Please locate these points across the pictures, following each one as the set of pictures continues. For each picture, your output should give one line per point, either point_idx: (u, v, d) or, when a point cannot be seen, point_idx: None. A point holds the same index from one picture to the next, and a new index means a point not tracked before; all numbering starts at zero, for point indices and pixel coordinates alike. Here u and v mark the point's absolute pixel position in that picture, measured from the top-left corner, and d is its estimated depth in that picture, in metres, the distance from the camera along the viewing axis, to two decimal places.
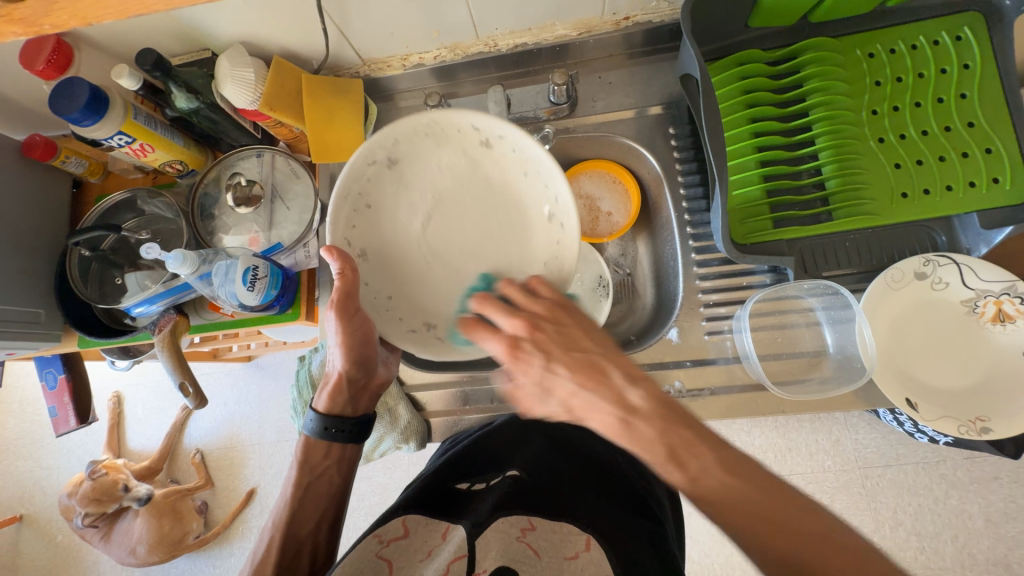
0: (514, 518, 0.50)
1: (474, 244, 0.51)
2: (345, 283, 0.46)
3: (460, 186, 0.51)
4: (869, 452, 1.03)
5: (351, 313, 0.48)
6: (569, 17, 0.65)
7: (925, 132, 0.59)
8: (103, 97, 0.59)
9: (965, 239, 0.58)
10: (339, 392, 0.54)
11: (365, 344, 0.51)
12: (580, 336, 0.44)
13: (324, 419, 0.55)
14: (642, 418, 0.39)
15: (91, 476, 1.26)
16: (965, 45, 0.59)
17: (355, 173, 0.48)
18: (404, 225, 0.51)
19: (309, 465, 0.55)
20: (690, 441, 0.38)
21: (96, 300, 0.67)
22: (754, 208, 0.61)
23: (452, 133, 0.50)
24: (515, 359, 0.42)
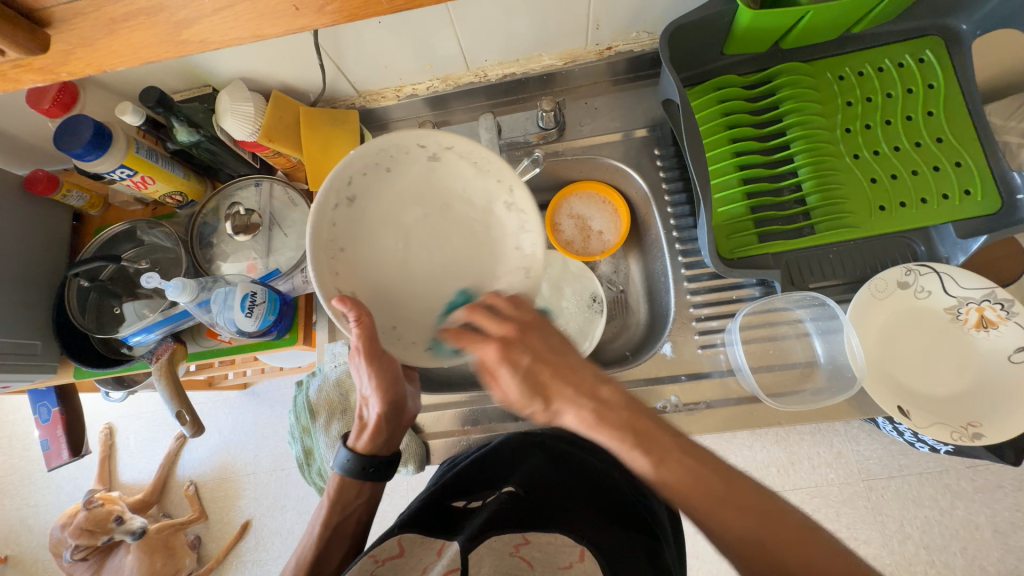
0: (508, 535, 0.50)
1: (439, 269, 0.49)
2: (364, 331, 0.45)
3: (464, 229, 0.50)
4: (871, 463, 1.02)
5: (380, 355, 0.48)
6: (554, 48, 0.68)
7: (897, 148, 0.62)
8: (107, 133, 0.61)
9: (943, 249, 0.60)
10: (377, 433, 0.56)
11: (394, 383, 0.53)
12: (558, 345, 0.47)
13: (362, 459, 0.56)
14: (611, 409, 0.44)
15: (86, 506, 1.21)
16: (928, 67, 0.63)
17: (395, 140, 0.46)
18: (398, 211, 0.49)
19: (343, 503, 0.58)
20: (651, 428, 0.44)
21: (93, 330, 0.67)
22: (739, 224, 0.63)
23: (492, 180, 0.49)
24: (506, 357, 0.45)
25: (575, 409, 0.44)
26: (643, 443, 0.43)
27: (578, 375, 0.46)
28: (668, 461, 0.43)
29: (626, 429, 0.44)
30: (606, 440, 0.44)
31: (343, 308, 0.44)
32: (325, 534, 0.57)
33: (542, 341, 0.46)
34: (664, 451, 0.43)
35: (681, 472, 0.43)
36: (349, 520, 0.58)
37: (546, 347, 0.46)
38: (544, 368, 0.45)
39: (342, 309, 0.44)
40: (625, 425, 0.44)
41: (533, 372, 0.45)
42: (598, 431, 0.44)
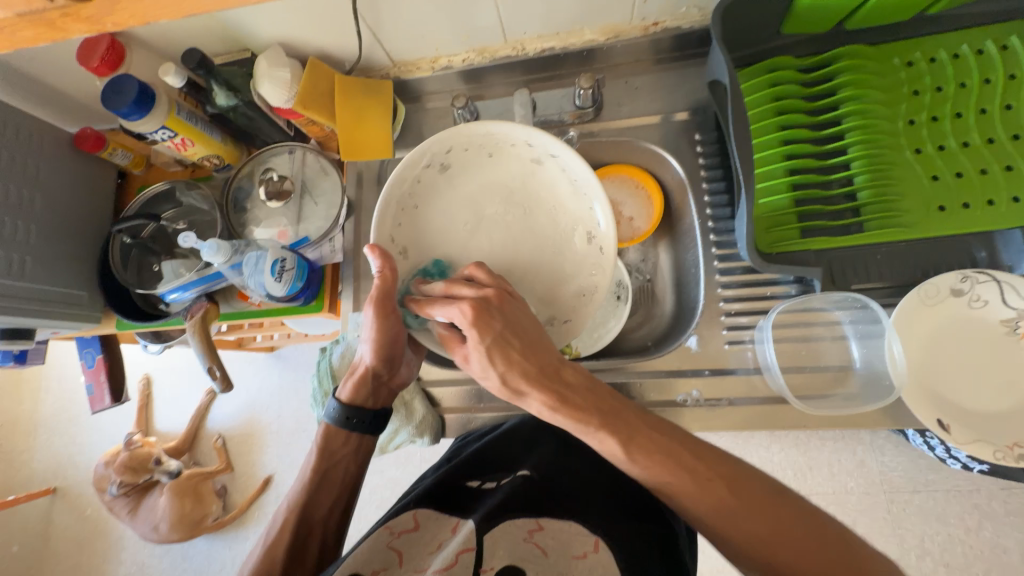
0: (521, 519, 0.50)
1: (498, 264, 0.55)
2: (385, 283, 0.47)
3: (541, 240, 0.55)
4: (896, 476, 0.99)
5: (387, 312, 0.49)
6: (597, 22, 0.65)
7: (966, 143, 0.57)
8: (150, 93, 0.62)
9: (1006, 257, 0.56)
10: (363, 383, 0.57)
11: (394, 344, 0.53)
12: (524, 315, 0.48)
13: (345, 409, 0.57)
14: (571, 390, 0.46)
15: (128, 447, 1.36)
16: (1012, 54, 0.57)
17: (508, 132, 0.52)
18: (483, 198, 0.55)
19: (329, 451, 0.57)
20: (616, 408, 0.46)
21: (134, 286, 0.70)
22: (780, 217, 0.60)
23: (581, 204, 0.53)
24: (472, 318, 0.44)
25: (537, 389, 0.45)
26: (607, 422, 0.44)
27: (540, 351, 0.46)
28: (636, 441, 0.44)
29: (592, 410, 0.45)
30: (565, 421, 0.45)
31: (371, 257, 0.46)
32: (314, 482, 0.56)
33: (512, 313, 0.47)
34: (629, 432, 0.44)
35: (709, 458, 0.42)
36: (337, 469, 0.57)
37: (514, 321, 0.46)
38: (511, 340, 0.46)
39: (371, 258, 0.46)
40: (588, 406, 0.45)
41: (500, 344, 0.45)
42: (555, 416, 0.45)
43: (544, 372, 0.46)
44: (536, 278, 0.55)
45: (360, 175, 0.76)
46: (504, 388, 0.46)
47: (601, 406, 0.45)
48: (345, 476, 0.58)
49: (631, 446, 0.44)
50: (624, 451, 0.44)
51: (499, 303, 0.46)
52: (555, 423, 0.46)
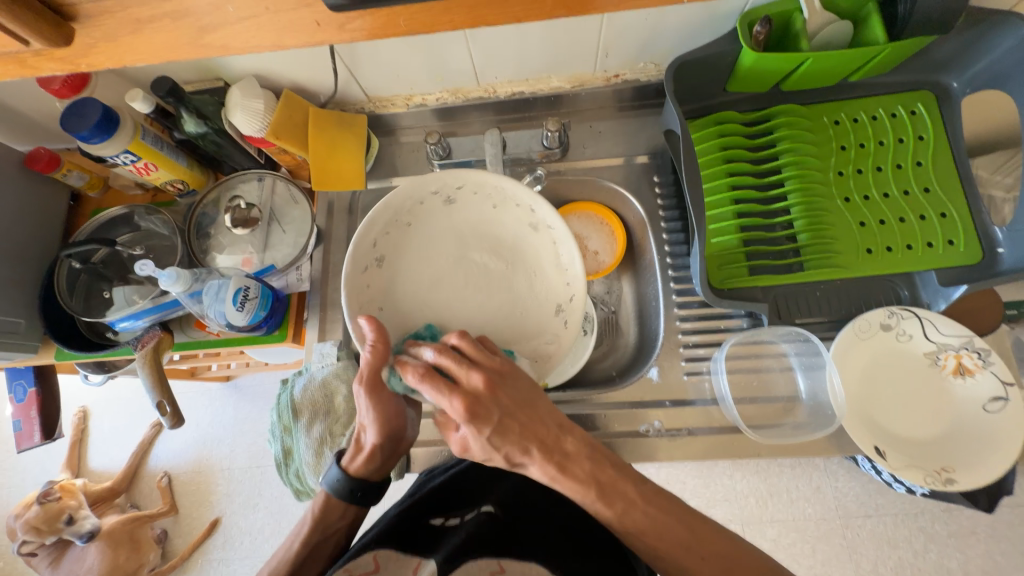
0: (487, 560, 0.50)
1: (460, 304, 0.56)
2: (374, 355, 0.46)
3: (505, 302, 0.56)
4: (849, 500, 1.03)
5: (378, 386, 0.49)
6: (564, 72, 0.70)
7: (886, 194, 0.64)
8: (114, 118, 0.61)
9: (925, 294, 0.62)
10: (371, 460, 0.53)
11: (396, 416, 0.51)
12: (529, 389, 0.46)
13: (349, 482, 0.54)
14: (574, 462, 0.45)
15: (41, 499, 1.18)
16: (919, 119, 0.65)
17: (514, 193, 0.54)
18: (473, 244, 0.57)
19: (324, 524, 0.54)
20: (614, 480, 0.46)
21: (79, 313, 0.66)
22: (730, 255, 0.64)
23: (561, 279, 0.55)
24: (470, 415, 0.42)
25: (542, 465, 0.45)
26: (604, 496, 0.45)
27: (546, 428, 0.45)
28: (630, 513, 0.46)
29: (590, 484, 0.45)
30: (570, 490, 0.46)
31: (365, 327, 0.46)
32: (301, 556, 0.53)
33: (517, 390, 0.45)
34: (627, 504, 0.46)
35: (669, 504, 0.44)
36: (325, 542, 0.54)
37: (514, 403, 0.44)
38: (507, 427, 0.44)
39: (364, 328, 0.46)
40: (589, 479, 0.45)
41: (499, 430, 0.43)
42: (561, 484, 0.45)
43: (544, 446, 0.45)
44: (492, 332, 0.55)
45: (330, 204, 0.77)
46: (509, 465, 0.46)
47: (598, 477, 0.46)
48: (331, 548, 0.55)
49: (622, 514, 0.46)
50: (617, 518, 0.46)
51: (493, 394, 0.43)
52: (563, 491, 0.46)
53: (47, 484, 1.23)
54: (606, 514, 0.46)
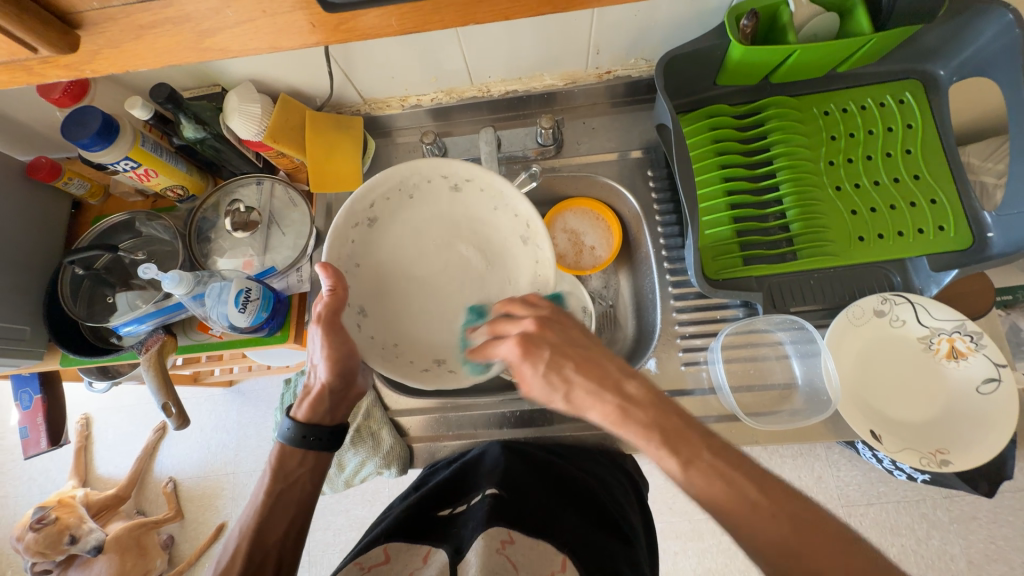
0: (496, 530, 0.48)
1: (431, 286, 0.57)
2: (335, 299, 0.50)
3: (470, 300, 0.57)
4: (851, 489, 1.04)
5: (336, 328, 0.50)
6: (556, 69, 0.71)
7: (877, 182, 0.65)
8: (115, 125, 0.62)
9: (917, 281, 0.63)
10: (320, 401, 0.55)
11: (351, 359, 0.52)
12: (577, 334, 0.50)
13: (302, 427, 0.55)
14: (637, 406, 0.46)
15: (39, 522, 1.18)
16: (908, 107, 0.66)
17: (516, 203, 0.56)
18: (461, 238, 0.58)
19: (284, 472, 0.55)
20: (681, 428, 0.44)
21: (83, 318, 0.67)
22: (725, 246, 0.65)
23: (532, 294, 0.57)
24: (527, 350, 0.48)
25: (601, 406, 0.46)
26: (671, 442, 0.44)
27: (603, 371, 0.48)
28: (697, 464, 0.42)
29: (652, 428, 0.44)
30: (631, 437, 0.45)
31: (324, 275, 0.49)
32: (267, 506, 0.54)
33: (569, 332, 0.50)
34: (692, 455, 0.43)
35: (711, 476, 0.42)
36: (293, 491, 0.55)
37: (571, 341, 0.49)
38: (564, 358, 0.48)
39: (323, 276, 0.49)
40: (654, 424, 0.45)
41: (555, 360, 0.48)
42: (622, 430, 0.45)
43: (600, 383, 0.47)
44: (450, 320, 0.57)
45: (328, 206, 0.78)
46: (569, 408, 0.48)
47: (661, 424, 0.45)
48: (302, 497, 0.55)
49: (686, 464, 0.43)
50: (682, 471, 0.42)
51: (545, 328, 0.49)
52: (627, 437, 0.45)
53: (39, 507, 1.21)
54: (672, 467, 0.43)
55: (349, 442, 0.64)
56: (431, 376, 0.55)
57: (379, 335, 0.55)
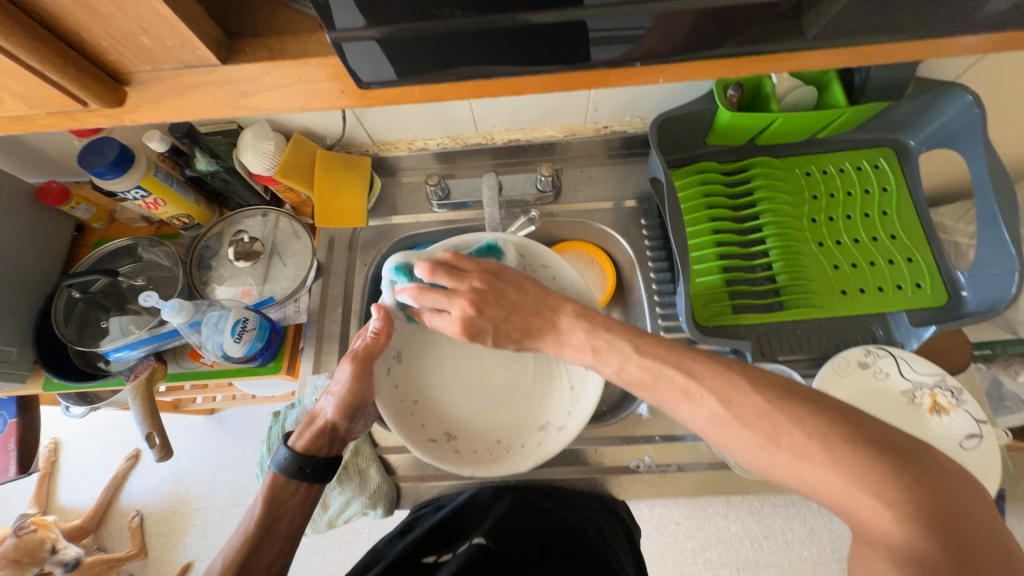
0: None
1: (474, 353, 0.61)
2: (375, 343, 0.53)
3: (495, 387, 0.60)
4: (844, 543, 1.03)
5: (365, 371, 0.54)
6: (557, 122, 0.76)
7: (857, 240, 0.69)
8: (130, 155, 0.64)
9: (899, 334, 0.66)
10: (321, 435, 0.56)
11: (361, 401, 0.56)
12: (510, 292, 0.53)
13: (299, 458, 0.54)
14: (584, 329, 0.50)
15: (17, 532, 1.17)
16: (883, 172, 0.71)
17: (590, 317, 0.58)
18: (512, 330, 0.61)
19: (275, 503, 0.53)
20: (612, 341, 0.48)
21: (74, 342, 0.67)
22: (715, 294, 0.67)
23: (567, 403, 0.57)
24: (471, 330, 0.52)
25: (545, 341, 0.53)
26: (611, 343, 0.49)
27: (540, 317, 0.53)
28: (628, 367, 0.47)
29: (590, 344, 0.50)
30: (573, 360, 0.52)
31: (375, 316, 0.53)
32: (256, 537, 0.51)
33: (498, 286, 0.53)
34: (623, 358, 0.47)
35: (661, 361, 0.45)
36: (281, 524, 0.53)
37: (506, 290, 0.53)
38: (509, 322, 0.53)
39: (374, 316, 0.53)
40: (607, 339, 0.49)
41: (503, 318, 0.53)
42: (566, 355, 0.52)
43: (540, 327, 0.53)
44: (471, 400, 0.59)
45: (331, 239, 0.79)
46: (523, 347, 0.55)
47: (594, 340, 0.50)
48: (290, 533, 0.53)
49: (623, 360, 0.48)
50: (620, 372, 0.48)
51: (484, 285, 0.53)
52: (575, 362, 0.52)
53: (20, 517, 1.20)
54: (608, 373, 0.49)
55: (336, 480, 0.63)
56: (434, 450, 0.54)
57: (402, 387, 0.58)
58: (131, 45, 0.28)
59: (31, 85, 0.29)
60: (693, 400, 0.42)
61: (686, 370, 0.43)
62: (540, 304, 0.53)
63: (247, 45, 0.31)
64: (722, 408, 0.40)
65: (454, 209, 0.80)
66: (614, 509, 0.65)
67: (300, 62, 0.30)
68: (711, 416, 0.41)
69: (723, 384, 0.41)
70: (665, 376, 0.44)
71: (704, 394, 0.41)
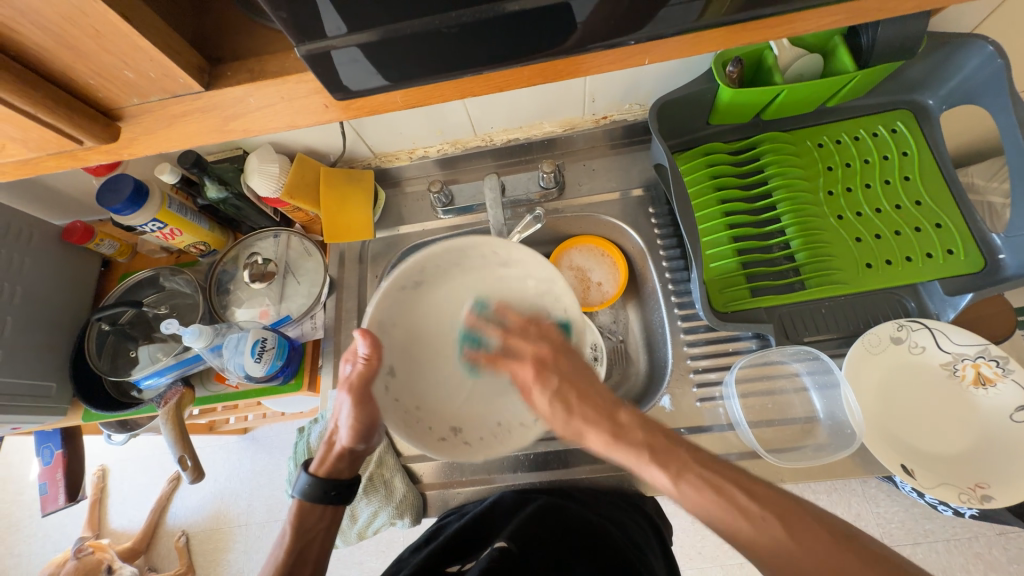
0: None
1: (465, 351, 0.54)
2: (368, 368, 0.50)
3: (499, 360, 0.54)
4: (894, 528, 0.99)
5: (364, 399, 0.52)
6: (555, 117, 0.75)
7: (878, 210, 0.66)
8: (145, 190, 0.66)
9: (933, 305, 0.62)
10: (340, 459, 0.56)
11: (370, 425, 0.54)
12: (580, 378, 0.52)
13: (322, 483, 0.55)
14: (629, 430, 0.48)
15: (75, 555, 1.24)
16: (902, 136, 0.68)
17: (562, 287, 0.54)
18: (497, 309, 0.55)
19: (304, 528, 0.55)
20: (669, 445, 0.46)
21: (106, 373, 0.69)
22: (731, 278, 0.65)
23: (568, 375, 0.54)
24: (539, 376, 0.52)
25: (595, 431, 0.49)
26: (659, 458, 0.46)
27: (597, 405, 0.50)
28: (685, 477, 0.44)
29: (643, 446, 0.47)
30: (623, 459, 0.48)
31: (362, 342, 0.49)
32: (286, 565, 0.53)
33: (577, 362, 0.53)
34: (682, 466, 0.45)
35: (701, 487, 0.43)
36: (311, 549, 0.54)
37: (574, 372, 0.52)
38: (570, 391, 0.51)
39: (361, 342, 0.49)
40: (643, 445, 0.47)
41: (562, 386, 0.51)
42: (614, 449, 0.48)
43: (590, 414, 0.50)
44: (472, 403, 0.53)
45: (342, 254, 0.80)
46: (567, 432, 0.50)
47: (652, 441, 0.47)
48: (320, 556, 0.54)
49: (678, 477, 0.44)
50: (674, 484, 0.44)
51: (557, 357, 0.53)
52: (615, 460, 0.48)
53: (76, 541, 1.26)
54: (663, 481, 0.45)
55: (361, 492, 0.63)
56: (447, 448, 0.50)
57: (403, 400, 0.50)
58: (118, 81, 0.29)
59: (27, 129, 0.30)
60: (756, 524, 0.40)
61: (747, 490, 0.42)
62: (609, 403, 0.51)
63: (230, 69, 0.31)
64: (786, 535, 0.39)
65: (460, 214, 0.80)
66: (646, 515, 0.63)
67: (280, 80, 0.31)
68: (763, 547, 0.39)
69: (780, 505, 0.40)
70: (725, 495, 0.42)
71: (763, 518, 0.40)
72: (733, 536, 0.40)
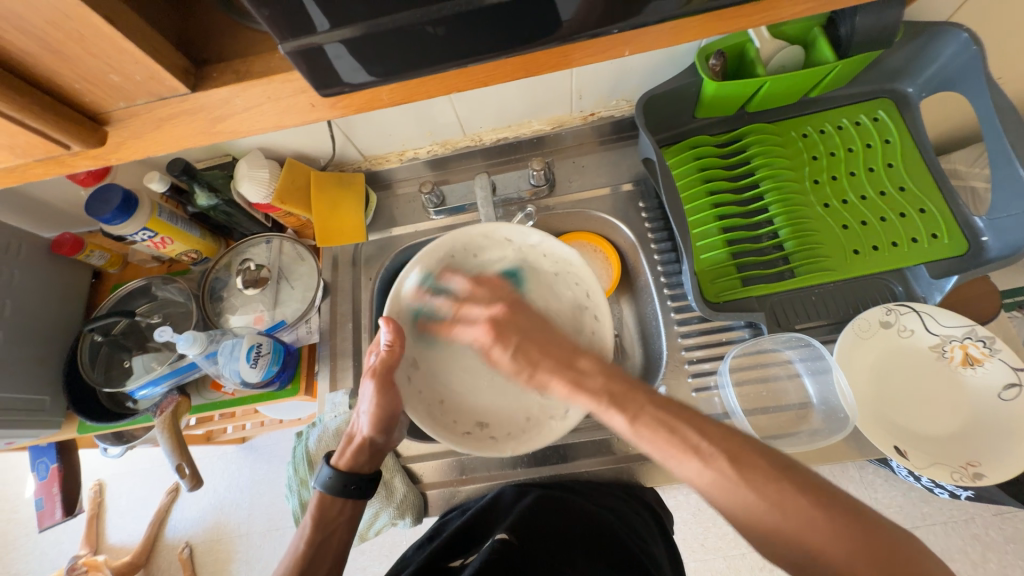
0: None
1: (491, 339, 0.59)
2: (391, 354, 0.55)
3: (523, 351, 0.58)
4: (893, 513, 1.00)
5: (388, 385, 0.55)
6: (543, 115, 0.76)
7: (863, 197, 0.67)
8: (134, 199, 0.66)
9: (920, 288, 0.63)
10: (361, 451, 0.58)
11: (394, 416, 0.57)
12: (544, 338, 0.52)
13: (343, 476, 0.57)
14: (590, 376, 0.48)
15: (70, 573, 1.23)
16: (884, 124, 0.69)
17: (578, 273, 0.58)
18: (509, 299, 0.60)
19: (323, 522, 0.56)
20: (627, 389, 0.46)
21: (101, 384, 0.69)
22: (722, 268, 0.66)
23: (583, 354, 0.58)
24: (496, 338, 0.52)
25: (557, 380, 0.49)
26: (615, 400, 0.46)
27: (561, 351, 0.51)
28: (642, 418, 0.44)
29: (602, 392, 0.47)
30: (587, 405, 0.48)
31: (386, 330, 0.54)
32: (309, 555, 0.54)
33: (533, 318, 0.53)
34: (637, 408, 0.45)
35: (656, 427, 0.43)
36: (332, 540, 0.56)
37: (534, 330, 0.52)
38: (525, 346, 0.51)
39: (385, 330, 0.54)
40: (604, 391, 0.47)
41: (525, 342, 0.51)
42: (577, 398, 0.48)
43: (560, 361, 0.50)
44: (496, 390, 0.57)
45: (334, 257, 0.80)
46: (532, 384, 0.51)
47: (611, 387, 0.47)
48: (339, 548, 0.56)
49: (635, 422, 0.44)
50: (631, 426, 0.44)
51: (512, 315, 0.53)
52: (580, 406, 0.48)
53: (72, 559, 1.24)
54: (620, 424, 0.45)
55: None
56: (472, 441, 0.54)
57: (426, 391, 0.56)
58: (104, 85, 0.30)
59: (14, 136, 0.30)
60: (703, 460, 0.41)
61: (707, 431, 0.43)
62: (570, 352, 0.51)
63: (215, 71, 0.32)
64: (731, 469, 0.40)
65: (452, 214, 0.80)
66: (647, 504, 0.63)
67: (266, 80, 0.31)
68: (724, 488, 0.40)
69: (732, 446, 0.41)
70: (675, 432, 0.43)
71: (714, 455, 0.41)
72: (728, 478, 0.39)
